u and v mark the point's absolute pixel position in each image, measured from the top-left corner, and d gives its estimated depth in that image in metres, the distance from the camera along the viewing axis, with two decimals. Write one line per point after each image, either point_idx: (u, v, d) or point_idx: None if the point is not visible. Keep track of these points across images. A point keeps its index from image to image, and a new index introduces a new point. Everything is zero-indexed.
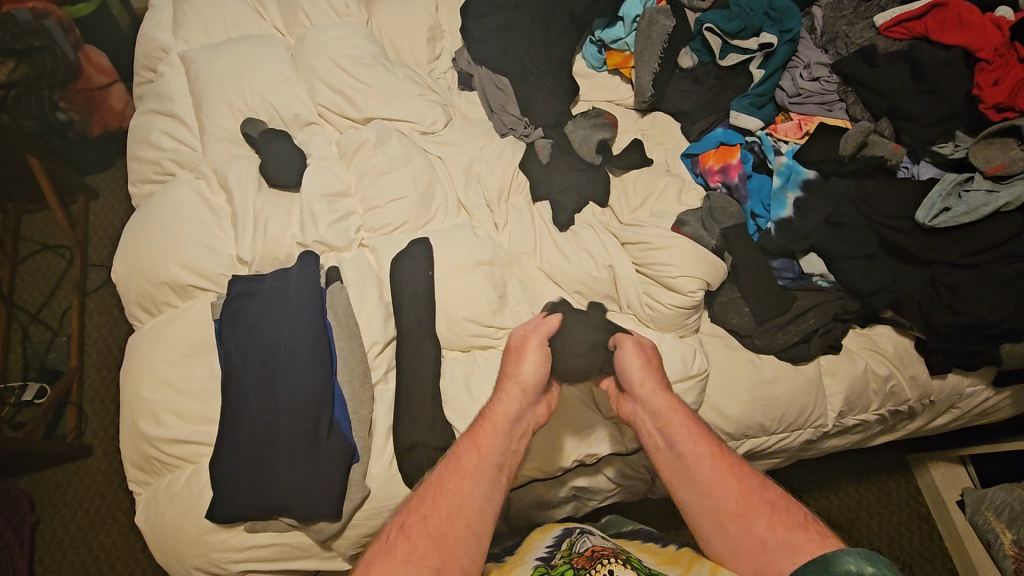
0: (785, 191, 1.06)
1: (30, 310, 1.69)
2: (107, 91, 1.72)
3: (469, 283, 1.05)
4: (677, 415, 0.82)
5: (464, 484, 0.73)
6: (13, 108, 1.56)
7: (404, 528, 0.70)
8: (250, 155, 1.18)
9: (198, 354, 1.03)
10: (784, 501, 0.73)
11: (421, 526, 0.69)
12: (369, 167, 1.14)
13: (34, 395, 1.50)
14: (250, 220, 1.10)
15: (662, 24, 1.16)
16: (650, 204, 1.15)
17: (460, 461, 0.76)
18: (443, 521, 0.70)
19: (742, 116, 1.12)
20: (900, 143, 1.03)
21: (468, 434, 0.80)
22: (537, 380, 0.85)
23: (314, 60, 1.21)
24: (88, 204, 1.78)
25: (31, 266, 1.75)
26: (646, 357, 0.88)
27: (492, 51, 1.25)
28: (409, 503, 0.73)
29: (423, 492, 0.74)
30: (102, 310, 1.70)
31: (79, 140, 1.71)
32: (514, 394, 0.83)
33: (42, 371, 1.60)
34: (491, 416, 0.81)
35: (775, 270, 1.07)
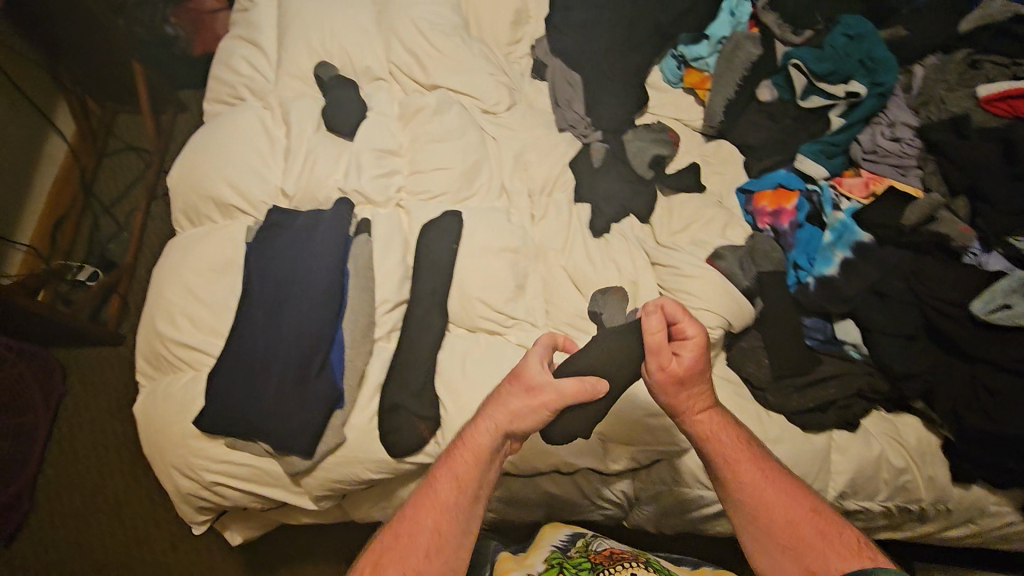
0: (834, 249, 0.98)
1: (104, 202, 1.81)
2: (213, 15, 1.81)
3: (491, 265, 1.06)
4: (723, 436, 0.81)
5: (437, 521, 0.72)
6: (132, 15, 1.73)
7: (381, 566, 0.70)
8: (316, 98, 1.21)
9: (224, 272, 1.08)
10: (832, 526, 0.74)
11: (398, 565, 0.69)
12: (424, 133, 1.17)
13: (87, 277, 1.60)
14: (300, 157, 1.14)
15: (747, 51, 1.12)
16: (691, 231, 1.11)
17: (431, 489, 0.75)
18: (421, 560, 0.70)
19: (808, 162, 1.06)
20: (973, 226, 0.95)
21: (444, 460, 0.77)
22: (515, 418, 0.76)
23: (397, 19, 1.24)
24: (174, 116, 1.91)
25: (113, 161, 1.86)
26: (698, 374, 0.78)
27: (570, 45, 1.24)
28: (386, 536, 0.73)
29: (398, 526, 0.73)
30: (163, 217, 1.82)
31: (180, 57, 1.82)
32: (492, 430, 0.77)
33: (98, 259, 1.71)
34: (468, 446, 0.77)
35: (805, 327, 1.01)
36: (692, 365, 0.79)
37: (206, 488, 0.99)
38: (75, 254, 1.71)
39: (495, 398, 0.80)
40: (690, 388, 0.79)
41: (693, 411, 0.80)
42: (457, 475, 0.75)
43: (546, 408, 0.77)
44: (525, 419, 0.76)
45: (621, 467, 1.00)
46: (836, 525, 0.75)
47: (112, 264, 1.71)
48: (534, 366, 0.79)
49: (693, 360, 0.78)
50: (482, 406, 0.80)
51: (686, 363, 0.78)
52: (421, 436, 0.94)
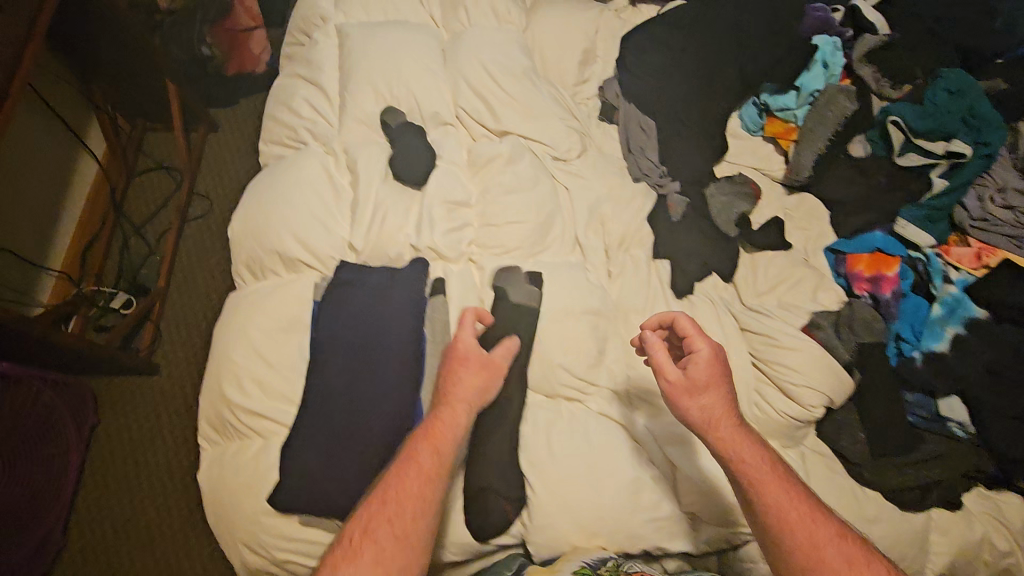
0: (945, 324, 0.93)
1: (134, 222, 1.69)
2: (249, 34, 1.73)
3: (572, 330, 1.02)
4: (747, 453, 0.82)
5: (422, 491, 0.76)
6: (166, 33, 1.64)
7: (368, 530, 0.72)
8: (382, 143, 1.15)
9: (291, 332, 1.03)
10: (857, 552, 0.72)
11: (385, 528, 0.72)
12: (497, 184, 1.12)
13: (121, 305, 1.53)
14: (368, 210, 1.09)
15: (841, 105, 1.08)
16: (779, 292, 1.06)
17: (415, 460, 0.78)
18: (401, 522, 0.73)
19: (911, 228, 1.02)
20: None
21: (420, 432, 0.82)
22: (478, 391, 0.86)
23: (466, 62, 1.19)
24: (205, 135, 1.78)
25: (141, 182, 1.74)
26: (709, 383, 0.86)
27: (646, 91, 1.19)
28: (375, 503, 0.75)
29: (383, 495, 0.75)
30: (198, 236, 1.68)
31: (215, 76, 1.74)
32: (460, 407, 0.84)
33: (131, 285, 1.60)
34: (442, 422, 0.82)
35: (907, 403, 0.97)
36: (704, 373, 0.86)
37: (275, 565, 0.94)
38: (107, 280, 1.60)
39: (449, 378, 0.88)
40: (701, 397, 0.85)
41: (716, 422, 0.84)
42: (437, 443, 0.80)
43: (493, 370, 0.90)
44: (471, 389, 0.86)
45: (711, 548, 0.95)
46: (864, 556, 0.72)
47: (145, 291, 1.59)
48: (466, 340, 0.91)
49: (703, 367, 0.86)
50: (438, 387, 0.88)
51: (696, 370, 0.86)
52: (506, 516, 0.92)
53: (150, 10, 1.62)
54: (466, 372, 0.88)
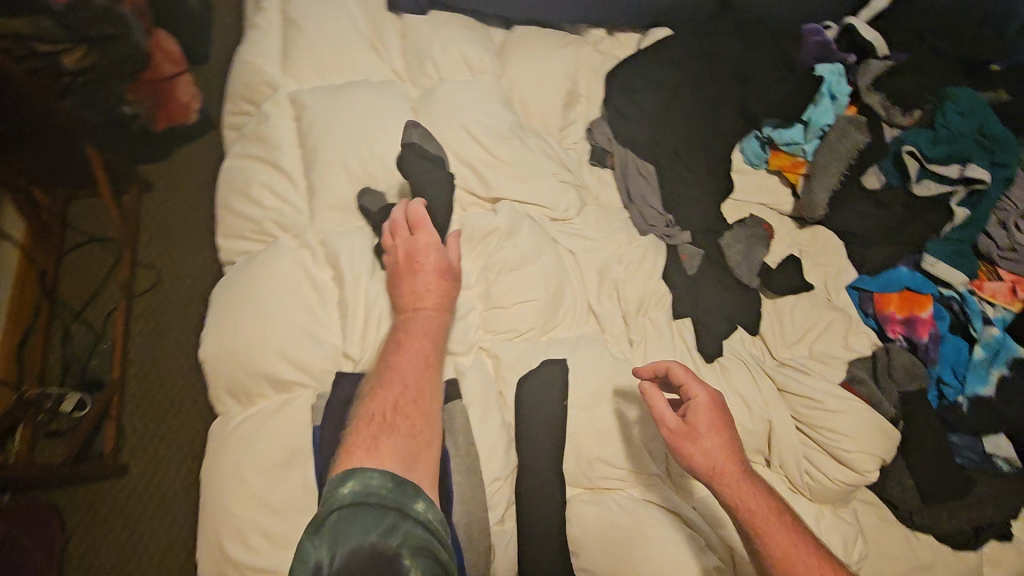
0: (988, 367, 0.92)
1: (72, 307, 1.41)
2: (174, 83, 1.44)
3: (605, 417, 0.94)
4: (752, 499, 0.80)
5: (419, 374, 0.86)
6: (76, 96, 1.28)
7: (398, 409, 0.81)
8: (362, 227, 1.03)
9: (292, 466, 0.90)
10: None
11: (406, 406, 0.82)
12: (497, 260, 1.01)
13: (72, 407, 1.25)
14: (359, 310, 0.96)
15: (854, 138, 1.02)
16: (809, 341, 1.00)
17: (409, 350, 0.88)
18: (411, 398, 0.83)
19: (940, 264, 0.97)
20: None
21: (404, 327, 0.91)
22: (447, 284, 0.95)
23: (444, 124, 1.06)
24: (140, 195, 1.51)
25: (74, 259, 1.45)
26: (710, 429, 0.83)
27: (642, 136, 1.11)
28: (390, 389, 0.84)
29: (390, 381, 0.84)
30: (151, 315, 1.43)
31: (139, 134, 1.45)
32: (433, 297, 0.93)
33: (81, 381, 1.34)
34: (423, 314, 0.92)
35: (954, 446, 0.94)
36: (704, 420, 0.84)
37: None
38: (50, 379, 1.33)
39: (410, 275, 0.94)
40: (705, 442, 0.82)
41: (721, 468, 0.81)
42: (425, 329, 0.91)
43: (442, 266, 0.95)
44: (430, 287, 0.93)
45: None
46: None
47: (100, 384, 1.34)
48: (420, 236, 0.95)
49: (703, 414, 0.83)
50: (398, 294, 0.94)
51: (695, 417, 0.84)
52: None
53: (55, 75, 1.21)
54: (429, 271, 0.94)
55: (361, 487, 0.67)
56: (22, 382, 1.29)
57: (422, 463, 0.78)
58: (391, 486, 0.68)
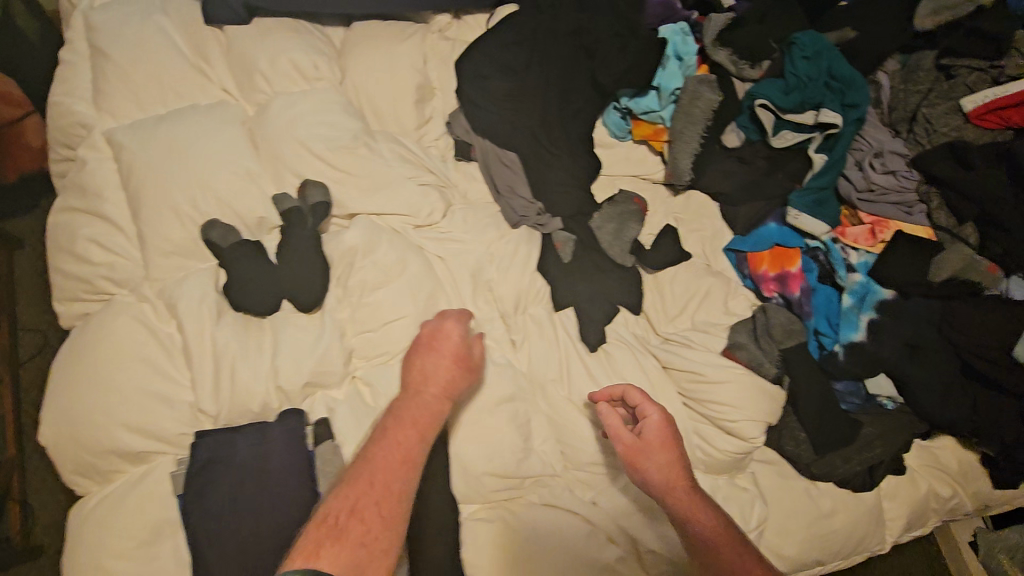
0: (857, 312, 0.90)
1: None
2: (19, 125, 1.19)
3: (490, 428, 0.89)
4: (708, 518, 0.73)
5: (392, 470, 0.68)
6: None
7: (355, 512, 0.63)
8: (207, 269, 0.95)
9: (160, 540, 0.83)
10: None
11: (370, 504, 0.65)
12: (357, 282, 0.95)
13: None
14: (211, 361, 0.89)
15: (707, 98, 0.99)
16: (690, 312, 0.98)
17: (395, 439, 0.71)
18: (374, 504, 0.65)
19: (803, 215, 0.93)
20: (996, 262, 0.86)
21: (399, 411, 0.75)
22: (451, 385, 0.80)
23: (278, 142, 0.98)
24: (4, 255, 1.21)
25: None
26: (664, 445, 0.78)
27: (498, 121, 1.03)
28: (354, 486, 0.66)
29: (359, 474, 0.67)
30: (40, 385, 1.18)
31: None
32: (438, 394, 0.78)
33: None
34: (422, 408, 0.76)
35: (838, 394, 0.93)
36: (656, 436, 0.78)
37: None
38: None
39: (420, 364, 0.81)
40: (661, 458, 0.76)
41: (677, 486, 0.75)
42: (419, 420, 0.74)
43: (452, 350, 0.82)
44: (439, 371, 0.80)
45: None
46: None
47: None
48: (446, 330, 0.84)
49: (657, 430, 0.78)
50: (407, 374, 0.81)
51: (649, 434, 0.78)
52: None
53: None
54: (445, 367, 0.80)
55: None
56: None
57: None
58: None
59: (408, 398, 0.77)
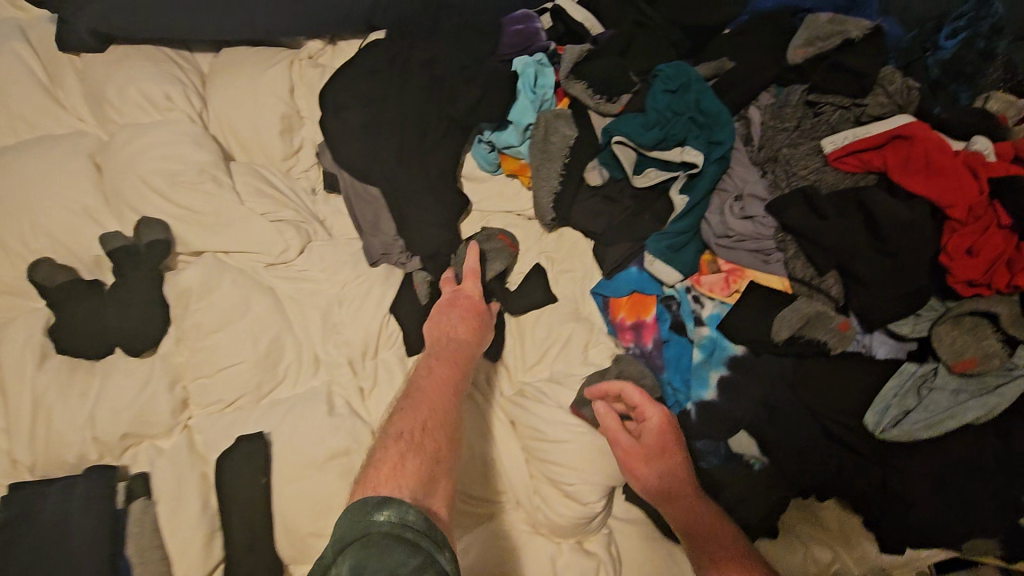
0: (708, 367, 0.84)
1: None
2: None
3: (317, 485, 0.83)
4: (708, 527, 0.72)
5: (444, 400, 0.74)
6: None
7: (427, 429, 0.70)
8: (39, 308, 0.91)
9: None
10: None
11: (427, 425, 0.70)
12: (193, 325, 0.91)
13: None
14: (27, 409, 0.85)
15: (562, 133, 0.94)
16: (549, 360, 0.92)
17: (438, 374, 0.77)
18: (436, 428, 0.71)
19: (658, 262, 0.87)
20: (848, 314, 0.80)
21: (434, 359, 0.80)
22: (478, 325, 0.86)
23: (122, 178, 0.95)
24: None
25: None
26: (663, 451, 0.76)
27: (357, 155, 0.98)
28: (418, 408, 0.72)
29: (417, 403, 0.73)
30: None
31: None
32: (467, 334, 0.84)
33: None
34: (456, 347, 0.82)
35: (697, 452, 0.83)
36: (655, 441, 0.77)
37: None
38: None
39: (441, 315, 0.87)
40: (659, 464, 0.75)
41: (676, 492, 0.74)
42: (455, 357, 0.81)
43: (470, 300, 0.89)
44: (463, 320, 0.86)
45: None
46: None
47: None
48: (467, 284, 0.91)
49: (657, 433, 0.76)
50: (433, 328, 0.86)
51: (648, 438, 0.77)
52: None
53: None
54: (471, 313, 0.87)
55: (397, 517, 0.52)
56: None
57: (442, 488, 0.64)
58: (426, 526, 0.52)
59: (438, 339, 0.83)
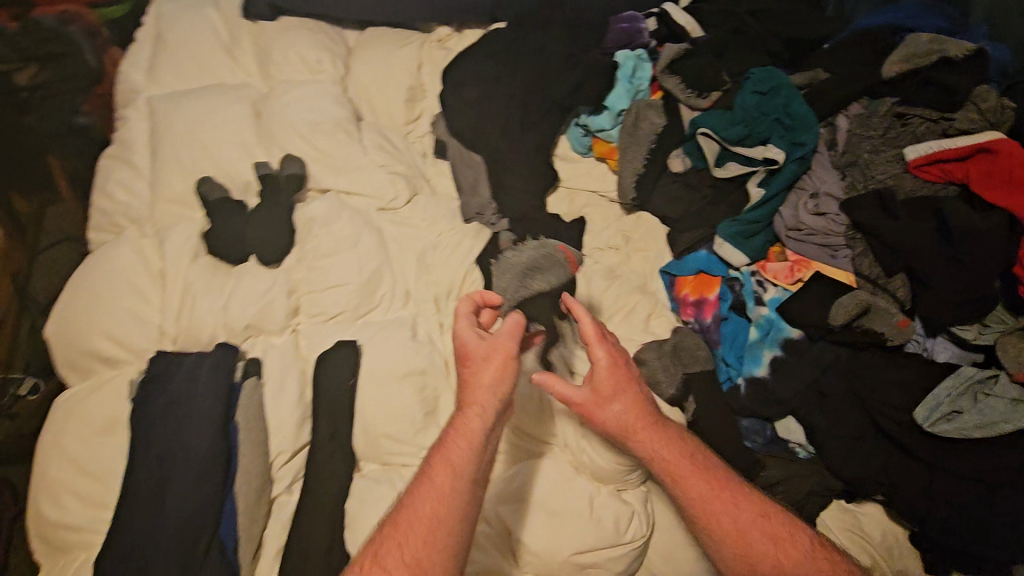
0: (762, 346, 0.89)
1: None
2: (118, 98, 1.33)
3: (393, 395, 0.96)
4: (670, 459, 0.78)
5: (436, 509, 0.72)
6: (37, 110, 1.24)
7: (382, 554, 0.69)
8: (200, 217, 1.12)
9: (112, 435, 0.98)
10: (786, 527, 0.72)
11: (398, 551, 0.69)
12: (312, 249, 1.07)
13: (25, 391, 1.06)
14: (179, 293, 1.04)
15: (651, 120, 1.04)
16: (613, 325, 0.97)
17: (429, 479, 0.75)
18: (420, 548, 0.69)
19: (727, 245, 0.94)
20: (912, 314, 0.84)
21: (439, 450, 0.78)
22: (500, 384, 0.82)
23: (276, 124, 1.15)
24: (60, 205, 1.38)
25: (47, 256, 1.17)
26: (617, 391, 0.80)
27: (466, 124, 1.11)
28: (396, 526, 0.71)
29: (399, 519, 0.72)
30: None
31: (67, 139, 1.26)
32: (484, 403, 0.80)
33: None
34: (460, 429, 0.79)
35: (742, 428, 0.88)
36: (608, 380, 0.80)
37: None
38: None
39: (466, 383, 0.83)
40: (615, 402, 0.80)
41: (635, 426, 0.79)
42: (455, 454, 0.77)
43: (501, 355, 0.83)
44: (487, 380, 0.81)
45: None
46: (789, 529, 0.73)
47: None
48: (468, 335, 0.84)
49: (607, 376, 0.79)
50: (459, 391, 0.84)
51: (601, 385, 0.80)
52: None
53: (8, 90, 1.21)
54: (490, 372, 0.82)
55: None
56: None
57: None
58: None
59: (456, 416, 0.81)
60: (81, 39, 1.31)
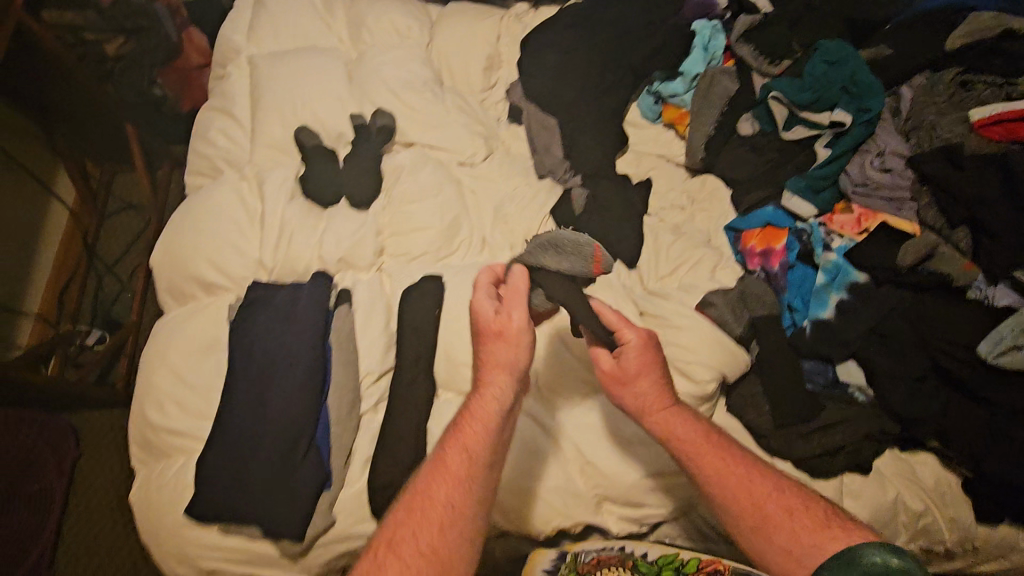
0: (828, 291, 0.97)
1: (108, 261, 1.52)
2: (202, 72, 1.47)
3: None
4: (692, 439, 0.80)
5: (450, 493, 0.70)
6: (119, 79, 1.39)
7: (396, 543, 0.67)
8: (295, 163, 1.21)
9: (211, 352, 1.06)
10: (802, 502, 0.75)
11: (411, 541, 0.67)
12: (398, 195, 1.15)
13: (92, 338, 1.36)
14: (276, 228, 1.12)
15: (724, 85, 1.13)
16: (679, 275, 1.04)
17: (443, 466, 0.73)
18: (434, 537, 0.67)
19: (795, 198, 1.03)
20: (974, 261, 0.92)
21: (454, 435, 0.76)
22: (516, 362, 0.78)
23: (368, 82, 1.24)
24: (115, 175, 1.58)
25: (115, 223, 1.56)
26: (644, 370, 0.81)
27: (546, 86, 1.19)
28: (407, 513, 0.70)
29: (412, 506, 0.70)
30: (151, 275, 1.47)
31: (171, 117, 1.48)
32: (503, 379, 0.78)
33: (104, 322, 1.44)
34: (476, 413, 0.77)
35: (805, 370, 0.94)
36: (636, 361, 0.80)
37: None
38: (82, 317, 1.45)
39: (483, 361, 0.80)
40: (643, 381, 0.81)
41: (658, 405, 0.81)
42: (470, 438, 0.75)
43: (510, 330, 0.78)
44: (505, 359, 0.79)
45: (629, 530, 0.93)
46: (805, 505, 0.75)
47: (119, 326, 1.44)
48: (482, 306, 0.80)
49: (636, 356, 0.80)
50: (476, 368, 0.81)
51: (630, 363, 0.81)
52: None
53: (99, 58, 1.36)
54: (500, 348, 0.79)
55: None
56: (59, 321, 1.40)
57: None
58: None
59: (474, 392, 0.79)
60: (163, 15, 1.37)
